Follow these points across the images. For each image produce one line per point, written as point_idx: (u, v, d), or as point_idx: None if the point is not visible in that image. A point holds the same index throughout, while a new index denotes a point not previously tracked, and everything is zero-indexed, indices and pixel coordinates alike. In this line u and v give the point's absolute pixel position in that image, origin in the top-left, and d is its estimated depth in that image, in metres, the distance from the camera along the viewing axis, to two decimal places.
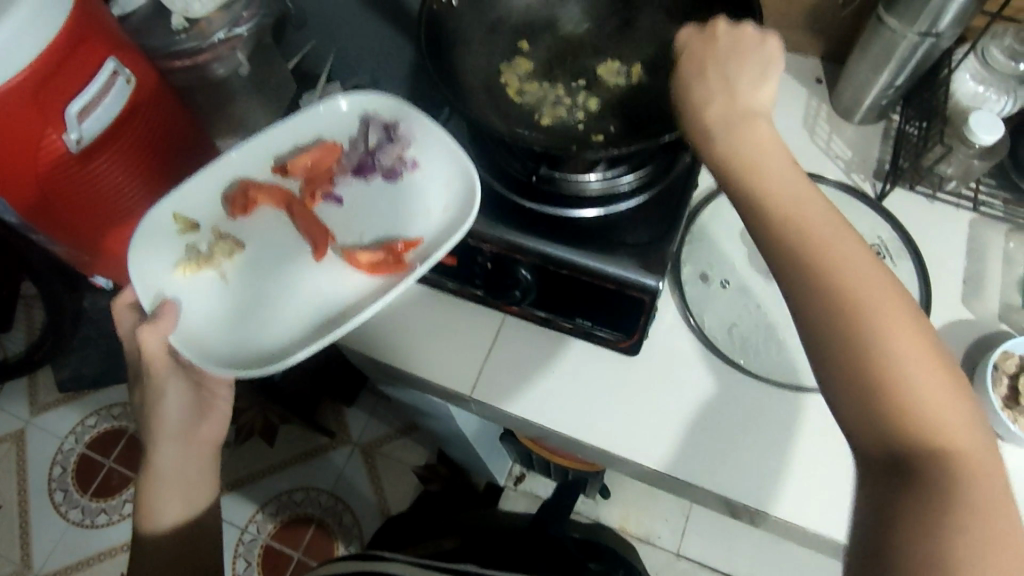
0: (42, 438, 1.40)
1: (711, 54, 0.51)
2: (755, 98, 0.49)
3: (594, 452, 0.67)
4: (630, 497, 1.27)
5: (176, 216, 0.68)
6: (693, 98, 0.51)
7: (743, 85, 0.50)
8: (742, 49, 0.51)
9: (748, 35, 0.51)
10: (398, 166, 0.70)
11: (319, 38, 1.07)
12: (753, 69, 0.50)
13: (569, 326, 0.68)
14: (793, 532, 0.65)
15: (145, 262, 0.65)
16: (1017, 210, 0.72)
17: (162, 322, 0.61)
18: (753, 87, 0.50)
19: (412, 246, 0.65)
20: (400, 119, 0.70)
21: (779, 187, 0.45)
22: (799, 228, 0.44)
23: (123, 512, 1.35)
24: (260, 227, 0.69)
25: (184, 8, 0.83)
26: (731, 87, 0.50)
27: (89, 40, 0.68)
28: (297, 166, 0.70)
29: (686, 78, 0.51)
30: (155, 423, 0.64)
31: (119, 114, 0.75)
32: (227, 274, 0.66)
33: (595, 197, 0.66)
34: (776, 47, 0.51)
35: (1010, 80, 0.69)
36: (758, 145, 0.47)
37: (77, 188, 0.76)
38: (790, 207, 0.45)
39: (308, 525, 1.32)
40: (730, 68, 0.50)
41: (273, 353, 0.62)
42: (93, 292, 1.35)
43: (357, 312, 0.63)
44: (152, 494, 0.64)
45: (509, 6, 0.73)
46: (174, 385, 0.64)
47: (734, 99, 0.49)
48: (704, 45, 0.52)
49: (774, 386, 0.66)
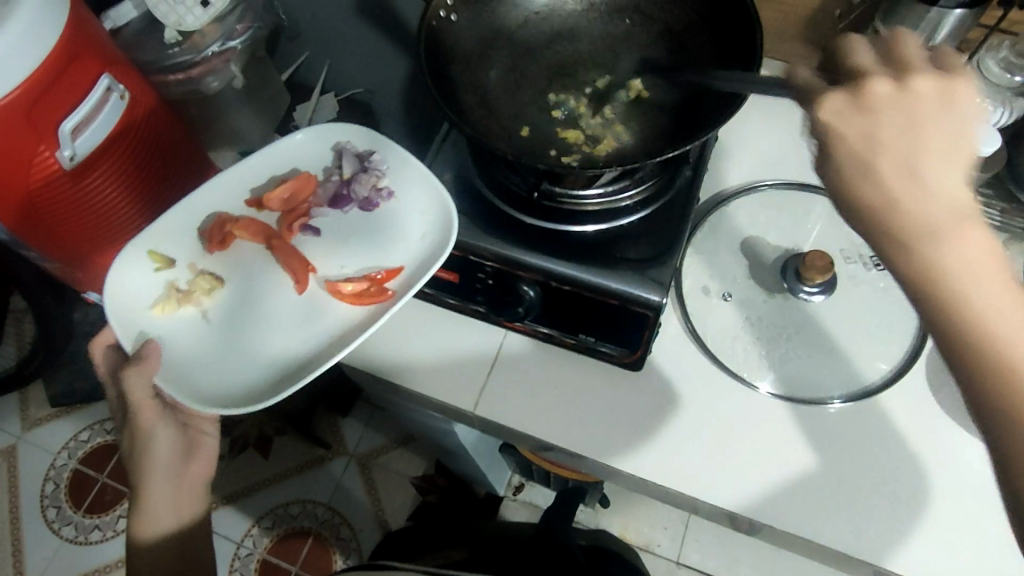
0: (35, 454, 1.38)
1: (881, 128, 0.36)
2: (956, 194, 0.35)
3: (595, 465, 0.67)
4: (630, 506, 1.27)
5: (152, 253, 0.68)
6: (871, 200, 0.36)
7: (934, 177, 0.35)
8: (925, 108, 0.36)
9: (923, 89, 0.36)
10: (374, 196, 0.70)
11: (316, 50, 1.07)
12: (943, 149, 0.35)
13: (573, 342, 0.68)
14: (796, 544, 0.65)
15: (122, 305, 0.66)
16: (1014, 220, 0.72)
17: (149, 362, 0.61)
18: (948, 176, 0.35)
19: (393, 274, 0.67)
20: (374, 149, 0.72)
21: (948, 226, 0.34)
22: (964, 276, 0.34)
23: (117, 528, 1.33)
24: (240, 259, 0.70)
25: (178, 20, 0.79)
26: (920, 182, 0.35)
27: (82, 57, 0.67)
28: (272, 199, 0.71)
29: (851, 172, 0.37)
30: (145, 463, 0.65)
31: (112, 131, 0.75)
32: (208, 310, 0.67)
33: (597, 212, 0.65)
34: (972, 93, 0.36)
35: (1006, 91, 0.68)
36: (937, 221, 0.35)
37: (70, 205, 0.75)
38: (955, 263, 0.34)
39: (305, 538, 1.31)
40: (914, 149, 0.35)
41: (263, 386, 0.64)
42: (86, 305, 1.34)
43: (345, 342, 0.65)
44: (145, 515, 0.64)
45: (507, 19, 0.73)
46: (162, 426, 0.66)
47: (928, 200, 0.35)
48: (862, 117, 0.37)
49: (780, 399, 0.67)
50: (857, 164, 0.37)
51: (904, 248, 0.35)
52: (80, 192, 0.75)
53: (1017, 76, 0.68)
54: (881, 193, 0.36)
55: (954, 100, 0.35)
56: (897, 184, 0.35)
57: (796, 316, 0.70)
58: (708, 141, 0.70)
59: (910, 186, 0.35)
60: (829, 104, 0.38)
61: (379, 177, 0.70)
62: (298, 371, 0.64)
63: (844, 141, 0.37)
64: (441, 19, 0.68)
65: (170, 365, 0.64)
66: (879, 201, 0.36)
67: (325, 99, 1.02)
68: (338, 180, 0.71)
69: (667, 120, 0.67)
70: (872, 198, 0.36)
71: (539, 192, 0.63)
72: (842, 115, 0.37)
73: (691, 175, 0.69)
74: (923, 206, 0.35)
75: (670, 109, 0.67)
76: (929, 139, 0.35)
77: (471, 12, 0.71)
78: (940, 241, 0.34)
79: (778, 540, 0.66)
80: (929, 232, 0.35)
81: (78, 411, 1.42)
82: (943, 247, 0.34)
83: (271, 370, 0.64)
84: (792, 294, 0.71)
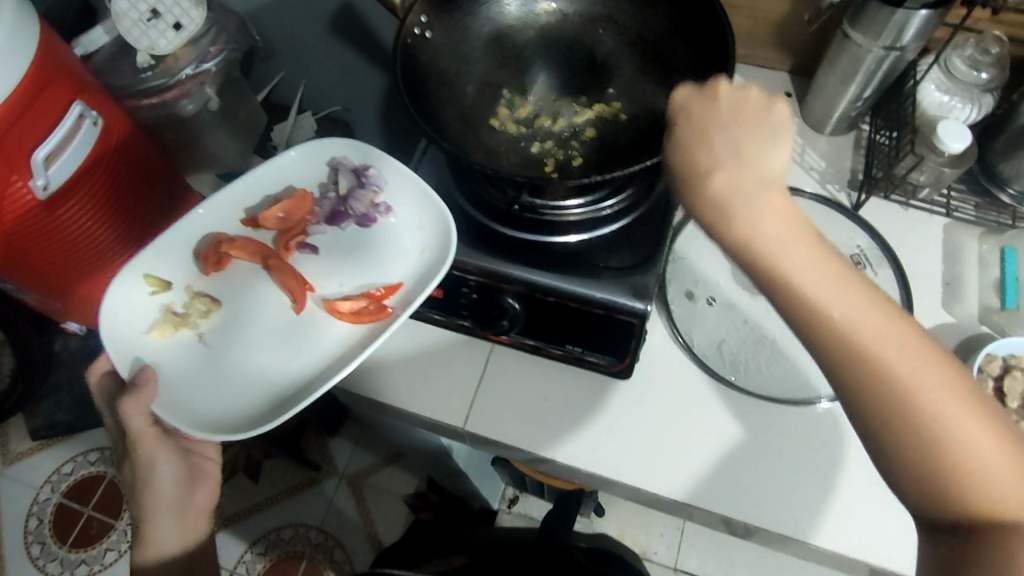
0: (16, 490, 1.35)
1: (720, 120, 0.45)
2: (767, 167, 0.43)
3: (588, 478, 0.67)
4: (625, 513, 1.27)
5: (147, 277, 0.67)
6: (697, 167, 0.44)
7: (752, 157, 0.43)
8: (747, 114, 0.45)
9: (753, 98, 0.46)
10: (371, 212, 0.70)
11: (292, 70, 1.07)
12: (763, 137, 0.44)
13: (559, 352, 0.68)
14: (797, 549, 0.65)
15: (118, 328, 0.64)
16: (988, 213, 0.74)
17: (146, 390, 0.60)
18: (766, 154, 0.44)
19: (392, 291, 0.67)
20: (370, 164, 0.71)
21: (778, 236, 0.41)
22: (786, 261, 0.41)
23: (105, 562, 1.31)
24: (238, 281, 0.69)
25: (150, 45, 0.78)
26: (741, 160, 0.43)
27: (54, 85, 0.66)
28: (269, 218, 0.69)
29: (686, 139, 0.46)
30: (147, 499, 0.63)
31: (84, 159, 0.74)
32: (205, 334, 0.66)
33: (577, 223, 0.66)
34: (786, 113, 0.45)
35: (973, 89, 0.70)
36: (732, 185, 0.43)
37: (43, 235, 0.73)
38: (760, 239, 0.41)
39: (298, 561, 1.29)
40: (740, 138, 0.44)
41: (260, 407, 0.63)
42: (65, 333, 1.33)
43: (343, 363, 0.63)
44: (147, 540, 0.62)
45: (481, 34, 0.73)
46: (165, 456, 0.64)
47: (744, 170, 0.43)
48: (706, 106, 0.46)
49: (767, 401, 0.67)
50: (695, 134, 0.45)
51: (700, 191, 0.44)
52: (54, 222, 0.73)
53: (984, 73, 0.69)
54: (718, 187, 0.43)
55: (772, 107, 0.45)
56: (721, 154, 0.44)
57: (778, 319, 0.71)
58: None
59: (728, 160, 0.43)
60: (682, 93, 0.48)
61: (377, 192, 0.70)
62: (299, 392, 0.63)
63: (691, 116, 0.46)
64: (416, 35, 0.67)
65: (164, 392, 0.62)
66: (757, 252, 0.42)
67: (302, 117, 1.02)
68: (334, 197, 0.71)
69: (641, 132, 0.67)
70: (699, 158, 0.44)
71: (518, 206, 0.64)
72: (692, 99, 0.47)
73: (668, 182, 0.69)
74: (810, 261, 0.41)
75: (645, 121, 0.68)
76: (750, 130, 0.44)
77: (445, 26, 0.70)
78: (748, 206, 0.42)
79: (775, 543, 0.66)
80: (735, 195, 0.42)
81: (60, 443, 1.38)
82: (744, 207, 0.42)
83: (270, 395, 0.63)
84: None
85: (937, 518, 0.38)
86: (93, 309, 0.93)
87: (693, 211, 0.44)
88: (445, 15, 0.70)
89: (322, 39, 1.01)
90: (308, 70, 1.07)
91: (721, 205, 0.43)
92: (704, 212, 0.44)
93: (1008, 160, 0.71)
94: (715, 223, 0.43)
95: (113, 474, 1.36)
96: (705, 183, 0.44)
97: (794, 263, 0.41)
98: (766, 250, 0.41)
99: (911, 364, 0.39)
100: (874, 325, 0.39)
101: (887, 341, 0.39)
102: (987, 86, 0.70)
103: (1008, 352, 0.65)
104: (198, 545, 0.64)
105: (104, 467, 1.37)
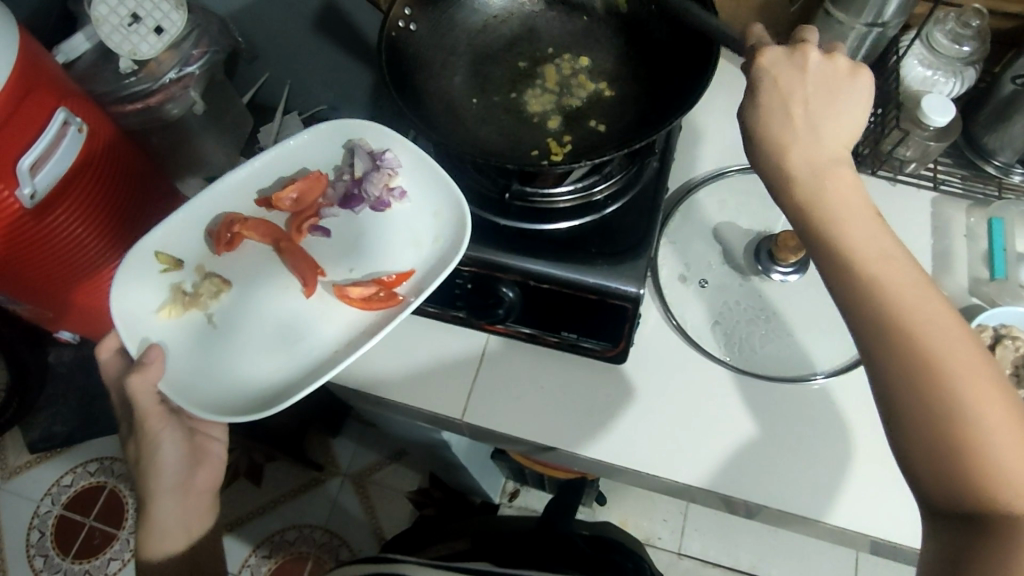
0: (17, 504, 1.34)
1: (800, 86, 0.47)
2: (829, 142, 0.46)
3: (587, 463, 0.67)
4: (627, 503, 1.27)
5: (159, 254, 0.66)
6: (771, 127, 0.47)
7: (825, 132, 0.47)
8: (824, 83, 0.48)
9: (832, 68, 0.48)
10: (386, 196, 0.69)
11: (277, 70, 1.07)
12: (837, 105, 0.47)
13: (554, 340, 0.68)
14: (795, 524, 0.65)
15: (129, 310, 0.64)
16: (974, 185, 0.75)
17: (152, 368, 0.59)
18: (834, 124, 0.47)
19: (404, 278, 0.66)
20: (388, 148, 0.70)
21: (840, 193, 0.45)
22: (835, 204, 0.44)
23: (109, 571, 1.30)
24: (248, 262, 0.69)
25: (132, 50, 0.77)
26: (813, 131, 0.46)
27: (37, 93, 0.66)
28: (282, 199, 0.69)
29: (766, 107, 0.48)
30: (152, 477, 0.63)
31: (72, 166, 0.73)
32: (214, 316, 0.66)
33: (569, 210, 0.66)
34: (867, 83, 0.48)
35: (956, 63, 0.70)
36: (808, 155, 0.46)
37: (30, 245, 0.73)
38: (814, 179, 0.45)
39: (303, 562, 1.28)
40: (815, 109, 0.47)
41: (267, 391, 0.63)
42: (58, 345, 1.34)
43: (348, 353, 0.63)
44: (150, 524, 0.63)
45: (467, 25, 0.73)
46: (169, 436, 0.63)
47: (815, 140, 0.46)
48: (789, 71, 0.48)
49: (761, 378, 0.67)
50: (775, 89, 0.48)
51: (771, 153, 0.47)
52: (44, 230, 0.73)
53: (966, 46, 0.69)
54: (796, 137, 0.47)
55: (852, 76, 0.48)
56: (797, 125, 0.47)
57: (772, 298, 0.72)
58: (672, 135, 0.71)
59: (807, 127, 0.46)
60: (768, 56, 0.49)
61: (391, 175, 0.69)
62: (305, 376, 0.63)
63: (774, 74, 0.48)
64: (401, 29, 0.68)
65: (172, 373, 0.62)
66: (810, 192, 0.45)
67: (288, 117, 1.02)
68: (349, 179, 0.70)
69: (628, 123, 0.67)
70: (774, 126, 0.47)
71: (510, 193, 0.65)
72: (778, 65, 0.48)
73: (658, 165, 0.69)
74: (870, 237, 0.43)
75: (634, 110, 0.68)
76: (831, 107, 0.47)
77: (431, 18, 0.70)
78: (818, 174, 0.45)
79: (779, 521, 0.66)
80: (810, 166, 0.46)
81: (59, 454, 1.38)
82: (834, 214, 0.44)
83: (274, 378, 0.63)
84: (767, 275, 0.72)
85: (933, 433, 0.38)
86: (87, 316, 0.93)
87: (760, 162, 0.48)
88: (431, 8, 0.70)
89: (307, 38, 1.01)
90: (293, 71, 1.07)
91: (794, 167, 0.46)
92: (766, 167, 0.47)
93: (993, 132, 0.73)
94: (767, 163, 0.47)
95: (113, 483, 1.35)
96: (782, 153, 0.47)
97: (845, 195, 0.45)
98: (841, 224, 0.44)
99: (902, 279, 0.41)
100: (877, 248, 0.43)
101: (914, 301, 0.41)
102: (970, 59, 0.70)
103: (1000, 323, 0.66)
104: (200, 542, 0.65)
105: (104, 477, 1.37)
